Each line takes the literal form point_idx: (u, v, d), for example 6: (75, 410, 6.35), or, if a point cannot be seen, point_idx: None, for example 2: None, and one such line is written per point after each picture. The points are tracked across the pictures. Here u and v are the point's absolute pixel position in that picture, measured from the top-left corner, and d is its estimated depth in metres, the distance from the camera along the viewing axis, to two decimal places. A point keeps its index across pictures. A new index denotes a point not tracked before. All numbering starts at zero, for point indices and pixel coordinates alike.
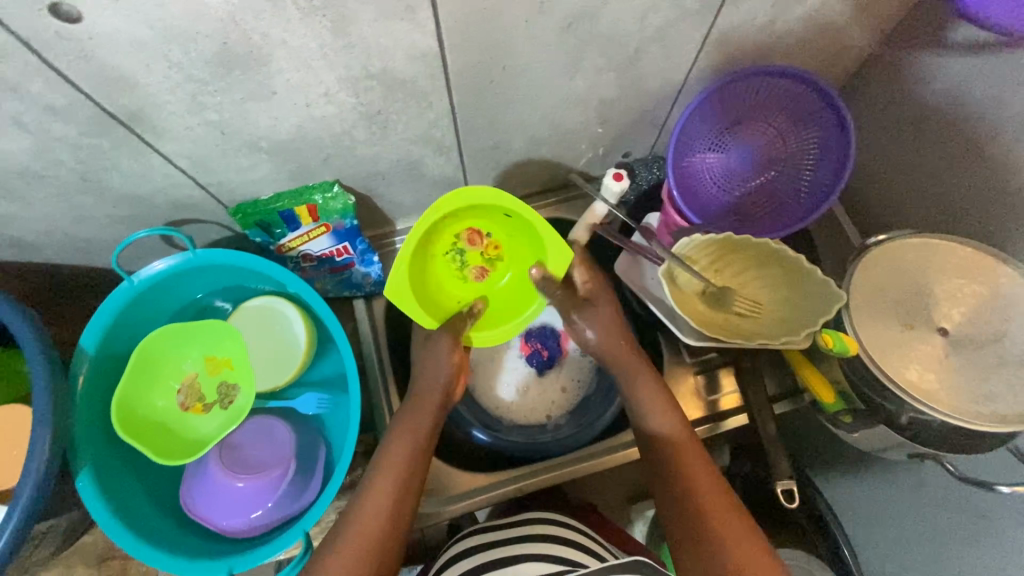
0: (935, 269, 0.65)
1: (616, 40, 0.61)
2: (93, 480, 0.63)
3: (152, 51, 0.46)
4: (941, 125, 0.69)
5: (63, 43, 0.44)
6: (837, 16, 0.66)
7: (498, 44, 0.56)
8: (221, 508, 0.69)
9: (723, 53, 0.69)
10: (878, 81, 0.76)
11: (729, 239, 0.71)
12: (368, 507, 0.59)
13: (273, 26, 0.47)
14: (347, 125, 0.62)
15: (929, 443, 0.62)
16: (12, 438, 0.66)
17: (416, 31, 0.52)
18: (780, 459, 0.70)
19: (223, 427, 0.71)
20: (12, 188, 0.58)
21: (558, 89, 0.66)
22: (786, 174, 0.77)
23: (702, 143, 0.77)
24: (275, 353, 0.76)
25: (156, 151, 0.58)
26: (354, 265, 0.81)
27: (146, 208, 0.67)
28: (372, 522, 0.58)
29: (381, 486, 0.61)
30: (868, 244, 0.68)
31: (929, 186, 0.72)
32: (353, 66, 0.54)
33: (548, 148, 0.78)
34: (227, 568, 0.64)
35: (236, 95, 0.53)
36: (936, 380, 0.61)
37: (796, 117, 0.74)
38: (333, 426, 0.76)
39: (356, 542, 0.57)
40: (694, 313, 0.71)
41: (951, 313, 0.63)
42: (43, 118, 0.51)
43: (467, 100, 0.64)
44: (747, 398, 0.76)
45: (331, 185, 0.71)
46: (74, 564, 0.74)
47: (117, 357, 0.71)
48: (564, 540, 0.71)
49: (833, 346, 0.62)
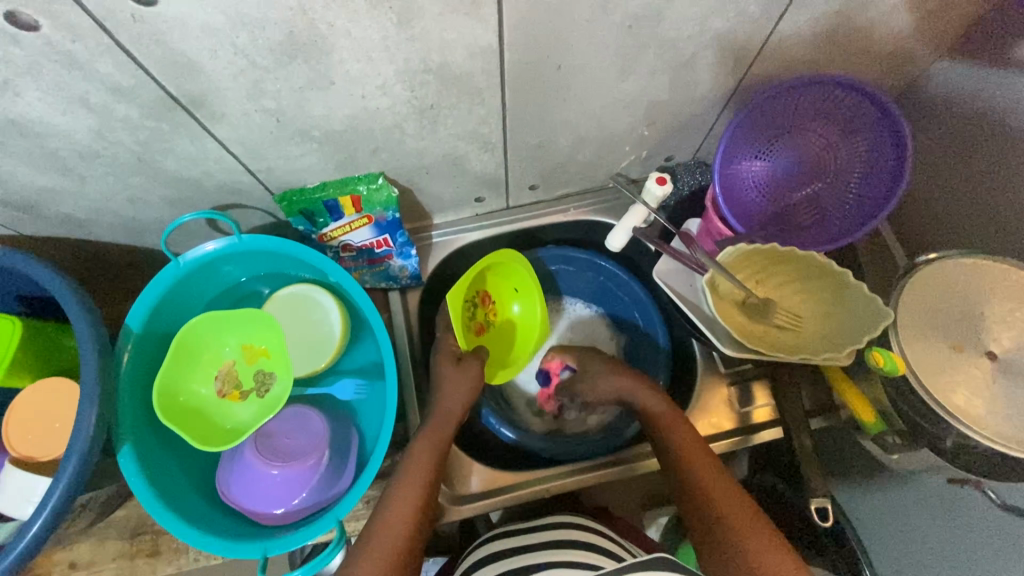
0: (989, 291, 0.63)
1: (675, 43, 0.60)
2: (135, 456, 0.64)
3: (221, 37, 0.47)
4: (1000, 144, 0.67)
5: (136, 26, 0.44)
6: (901, 28, 0.65)
7: (557, 43, 0.56)
8: (255, 494, 0.70)
9: (779, 61, 0.67)
10: (934, 96, 0.75)
11: (775, 251, 0.70)
12: (395, 512, 0.62)
13: (340, 16, 0.47)
14: (399, 118, 0.62)
15: (972, 469, 0.60)
16: (57, 410, 0.68)
17: (478, 27, 0.51)
18: (815, 477, 0.69)
19: (258, 415, 0.70)
20: (71, 165, 0.59)
21: (610, 90, 0.66)
22: (834, 186, 0.75)
23: (749, 151, 0.75)
24: (312, 342, 0.77)
25: (212, 135, 0.59)
26: (392, 258, 0.82)
27: (195, 191, 0.68)
28: (399, 528, 0.60)
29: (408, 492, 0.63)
30: (917, 262, 0.66)
31: (984, 205, 0.70)
32: (412, 59, 0.54)
33: (592, 150, 0.78)
34: (261, 551, 0.64)
35: (296, 84, 0.54)
36: (984, 405, 0.59)
37: (851, 129, 0.72)
38: (367, 417, 0.78)
39: (382, 545, 0.59)
40: (733, 323, 0.71)
41: (1001, 338, 0.61)
42: (108, 98, 0.51)
43: (519, 98, 0.63)
44: (783, 413, 0.75)
45: (377, 177, 0.71)
46: (107, 537, 0.75)
47: (160, 338, 0.72)
48: (585, 544, 0.70)
49: (884, 365, 0.61)
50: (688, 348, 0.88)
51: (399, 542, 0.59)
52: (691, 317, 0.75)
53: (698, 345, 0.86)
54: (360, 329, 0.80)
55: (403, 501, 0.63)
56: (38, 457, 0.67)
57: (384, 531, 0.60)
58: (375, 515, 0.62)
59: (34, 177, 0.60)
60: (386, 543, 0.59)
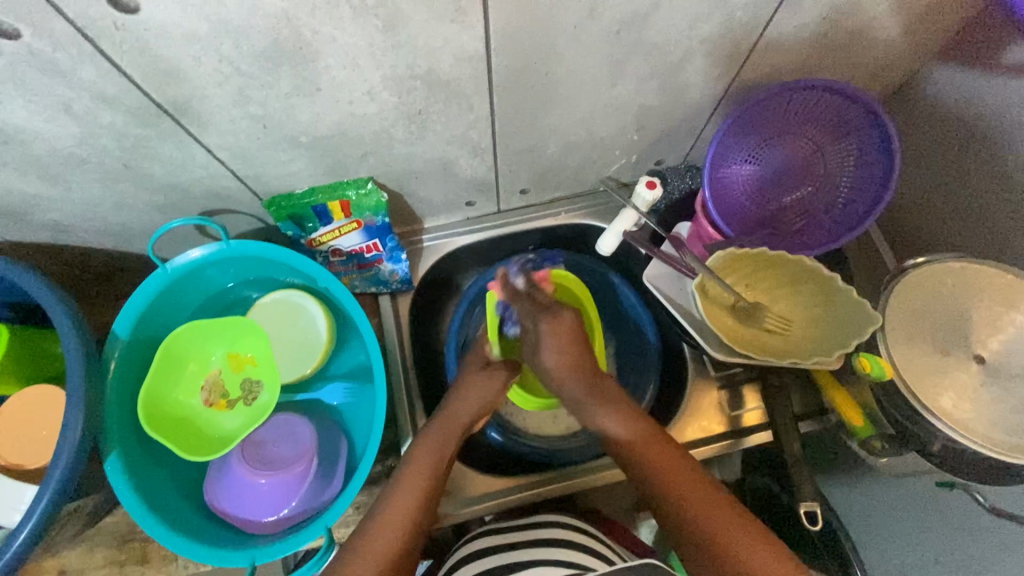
0: (975, 295, 0.63)
1: (662, 49, 0.60)
2: (122, 464, 0.64)
3: (205, 44, 0.47)
4: (986, 147, 0.68)
5: (119, 33, 0.44)
6: (888, 34, 0.65)
7: (545, 49, 0.56)
8: (244, 503, 0.70)
9: (768, 66, 0.67)
10: (923, 101, 0.75)
11: (764, 255, 0.70)
12: (390, 514, 0.60)
13: (325, 23, 0.47)
14: (387, 123, 0.62)
15: (961, 474, 0.60)
16: (44, 418, 0.67)
17: (465, 34, 0.51)
18: (804, 480, 0.69)
19: (245, 423, 0.71)
20: (55, 172, 0.59)
21: (598, 95, 0.66)
22: (822, 191, 0.76)
23: (739, 154, 0.75)
24: (298, 349, 0.76)
25: (198, 141, 0.59)
26: (382, 262, 0.82)
27: (183, 196, 0.68)
28: (391, 532, 0.59)
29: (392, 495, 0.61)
30: (905, 266, 0.67)
31: (973, 209, 0.71)
32: (399, 65, 0.53)
33: (582, 154, 0.78)
34: (249, 559, 0.64)
35: (282, 90, 0.54)
36: (971, 409, 0.59)
37: (841, 133, 0.72)
38: (356, 423, 0.78)
39: (373, 550, 0.58)
40: (722, 327, 0.71)
41: (989, 342, 0.61)
42: (92, 105, 0.51)
43: (508, 103, 0.63)
44: (773, 417, 0.75)
45: (366, 182, 0.71)
46: (96, 545, 0.75)
47: (147, 344, 0.72)
48: (572, 545, 0.70)
49: (870, 370, 0.61)
50: (679, 350, 0.88)
51: (391, 546, 0.58)
52: (680, 320, 0.75)
53: (689, 348, 0.86)
54: (347, 335, 0.80)
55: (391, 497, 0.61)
56: (26, 464, 0.66)
57: (378, 534, 0.59)
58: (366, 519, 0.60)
59: (19, 183, 0.59)
60: (379, 547, 0.58)
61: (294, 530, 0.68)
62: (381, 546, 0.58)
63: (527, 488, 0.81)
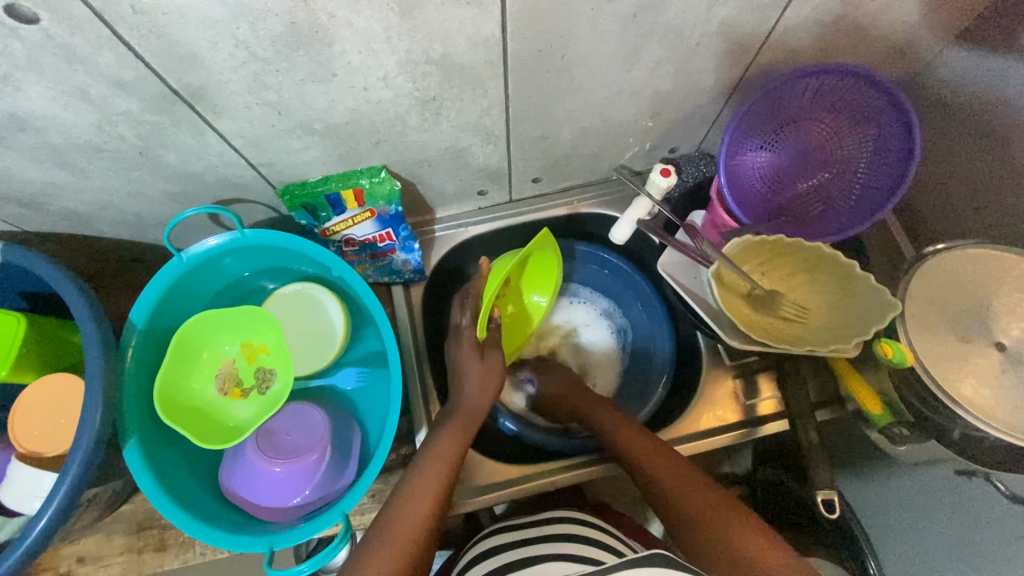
0: (995, 281, 0.62)
1: (680, 33, 0.59)
2: (140, 451, 0.64)
3: (222, 28, 0.46)
4: (1007, 131, 0.67)
5: (137, 18, 0.44)
6: (909, 15, 0.63)
7: (561, 32, 0.55)
8: (259, 490, 0.71)
9: (784, 51, 0.67)
10: (942, 85, 0.74)
11: (781, 243, 0.69)
12: (415, 500, 0.62)
13: (341, 7, 0.46)
14: (401, 110, 0.61)
15: (983, 462, 0.59)
16: (62, 406, 0.67)
17: (481, 16, 0.51)
18: (821, 469, 0.68)
19: (259, 412, 0.70)
20: (71, 160, 0.59)
21: (614, 81, 0.65)
22: (840, 177, 0.74)
23: (754, 141, 0.74)
24: (312, 338, 0.77)
25: (213, 129, 0.58)
26: (395, 252, 0.82)
27: (197, 185, 0.68)
28: (420, 516, 0.61)
29: (422, 495, 0.63)
30: (925, 252, 0.66)
31: (996, 196, 0.70)
32: (415, 50, 0.53)
33: (596, 142, 0.77)
34: (267, 545, 0.64)
35: (297, 76, 0.53)
36: (992, 397, 0.58)
37: (858, 118, 0.71)
38: (370, 411, 0.78)
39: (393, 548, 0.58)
40: (739, 315, 0.70)
41: (1011, 329, 0.60)
42: (108, 91, 0.51)
43: (523, 88, 0.62)
44: (789, 406, 0.74)
45: (379, 170, 0.71)
46: (116, 530, 0.75)
47: (162, 333, 0.72)
48: (588, 540, 0.69)
49: (892, 356, 0.60)
50: (692, 339, 0.88)
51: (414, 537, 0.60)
52: (695, 309, 0.74)
53: (703, 337, 0.86)
54: (362, 323, 0.80)
55: (420, 500, 0.62)
56: (43, 452, 0.67)
57: (398, 530, 0.60)
58: (385, 518, 0.61)
59: (36, 171, 0.60)
60: (400, 545, 0.59)
61: (309, 518, 0.68)
62: (409, 532, 0.60)
63: (542, 476, 0.80)
